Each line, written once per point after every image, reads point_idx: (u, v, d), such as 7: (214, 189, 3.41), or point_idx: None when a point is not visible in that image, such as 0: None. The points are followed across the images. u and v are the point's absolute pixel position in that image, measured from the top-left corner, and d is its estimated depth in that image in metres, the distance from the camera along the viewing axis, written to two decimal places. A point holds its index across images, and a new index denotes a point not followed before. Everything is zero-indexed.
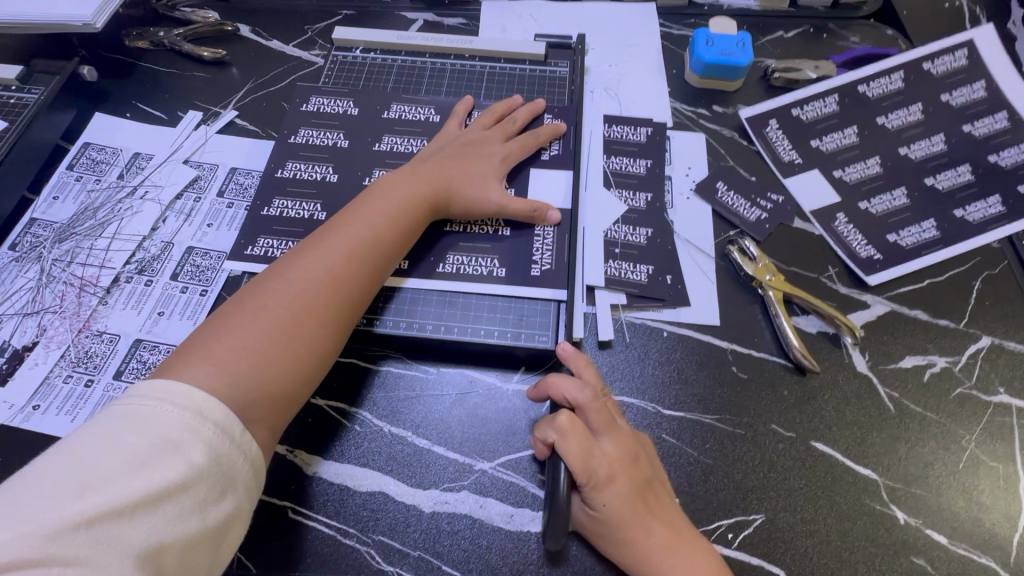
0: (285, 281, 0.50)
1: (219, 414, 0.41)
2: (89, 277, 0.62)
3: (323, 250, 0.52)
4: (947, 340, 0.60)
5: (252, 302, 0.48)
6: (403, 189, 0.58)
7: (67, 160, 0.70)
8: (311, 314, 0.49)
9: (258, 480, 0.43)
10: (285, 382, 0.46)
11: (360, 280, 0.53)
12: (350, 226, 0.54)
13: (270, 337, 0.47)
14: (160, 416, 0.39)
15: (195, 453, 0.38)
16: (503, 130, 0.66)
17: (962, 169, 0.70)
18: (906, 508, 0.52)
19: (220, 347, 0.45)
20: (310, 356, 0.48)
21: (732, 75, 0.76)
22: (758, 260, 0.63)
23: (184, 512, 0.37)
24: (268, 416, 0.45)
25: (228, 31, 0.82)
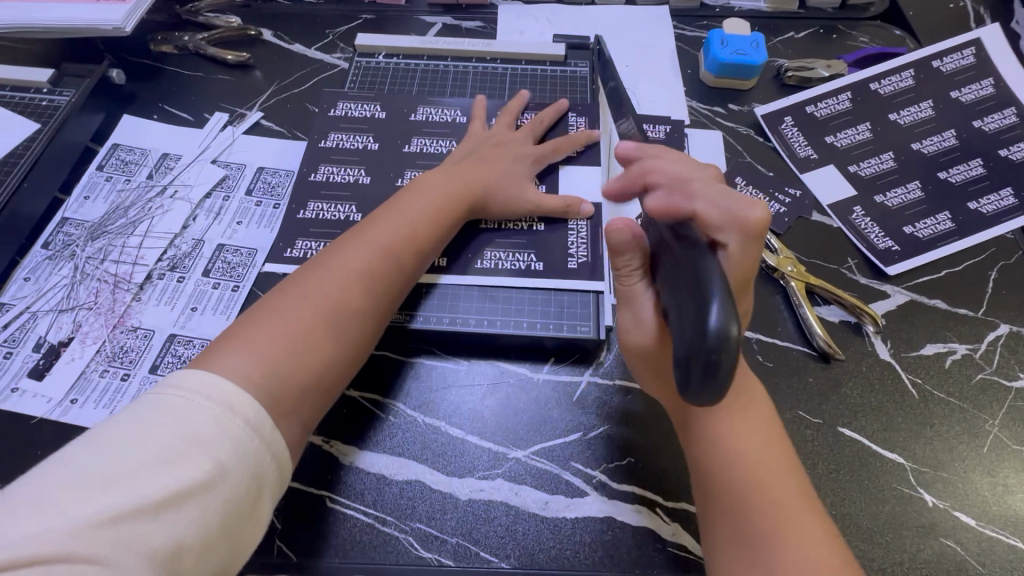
0: (323, 274, 0.51)
1: (249, 411, 0.41)
2: (123, 274, 0.63)
3: (360, 245, 0.53)
4: (967, 328, 0.61)
5: (291, 294, 0.49)
6: (438, 188, 0.59)
7: (96, 161, 0.72)
8: (346, 307, 0.50)
9: (280, 481, 0.43)
10: (321, 374, 0.47)
11: (393, 276, 0.54)
12: (386, 224, 0.55)
13: (306, 329, 0.48)
14: (191, 410, 0.39)
15: (222, 451, 0.39)
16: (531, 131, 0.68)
17: (974, 163, 0.71)
18: (934, 491, 0.53)
19: (259, 336, 0.46)
20: (345, 349, 0.49)
21: (747, 74, 0.78)
22: (780, 252, 0.64)
23: (205, 512, 0.37)
24: (303, 406, 0.46)
25: (251, 36, 0.84)
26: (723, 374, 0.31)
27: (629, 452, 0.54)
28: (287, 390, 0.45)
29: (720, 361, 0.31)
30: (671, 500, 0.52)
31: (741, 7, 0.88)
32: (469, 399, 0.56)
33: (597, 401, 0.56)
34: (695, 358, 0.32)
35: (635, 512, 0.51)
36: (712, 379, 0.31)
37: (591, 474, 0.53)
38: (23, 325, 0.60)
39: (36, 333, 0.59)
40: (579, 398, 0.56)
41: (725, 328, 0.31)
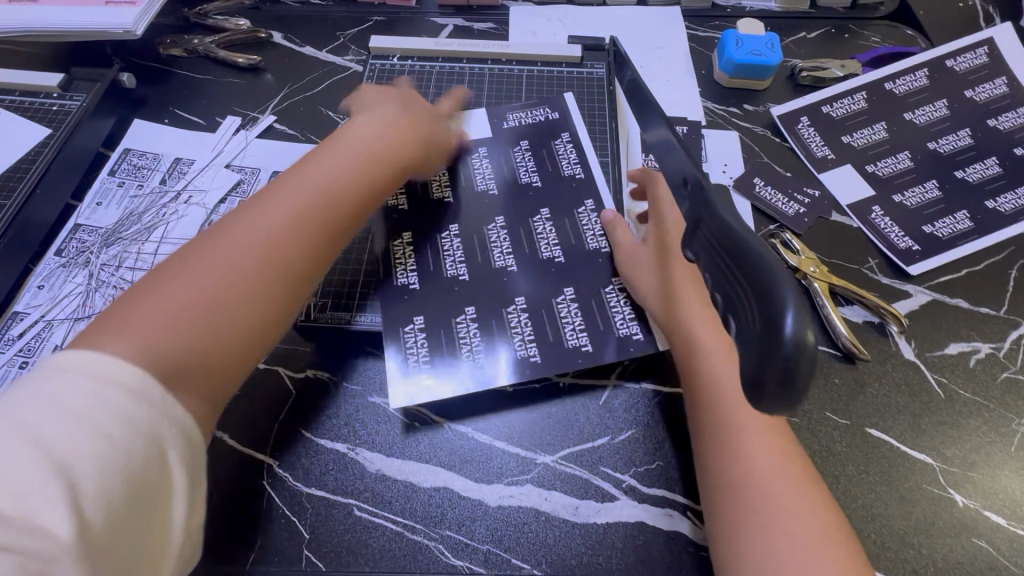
0: (222, 247, 0.47)
1: (135, 382, 0.39)
2: (139, 281, 0.62)
3: (262, 212, 0.50)
4: (989, 327, 0.61)
5: (177, 271, 0.45)
6: (353, 151, 0.56)
7: (108, 166, 0.71)
8: (245, 280, 0.46)
9: (193, 449, 0.41)
10: (217, 349, 0.44)
11: (303, 248, 0.50)
12: (292, 185, 0.52)
13: (194, 304, 0.44)
14: (61, 389, 0.37)
15: (99, 420, 0.36)
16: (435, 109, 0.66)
17: (990, 162, 0.71)
18: (964, 491, 0.53)
19: (141, 317, 0.42)
20: (247, 328, 0.46)
21: (762, 74, 0.78)
22: (802, 253, 0.64)
23: (103, 480, 0.36)
24: (195, 384, 0.43)
25: (262, 38, 0.83)
26: (804, 385, 0.24)
27: (658, 455, 0.54)
28: (173, 369, 0.41)
29: (799, 371, 0.23)
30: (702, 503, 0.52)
31: (753, 7, 0.88)
32: (514, 321, 0.57)
33: (624, 404, 0.56)
34: (767, 365, 0.24)
35: (666, 517, 0.51)
36: (790, 391, 0.23)
37: (621, 478, 0.53)
38: (38, 334, 0.59)
39: (52, 342, 0.58)
40: (605, 401, 0.56)
41: (805, 336, 0.23)
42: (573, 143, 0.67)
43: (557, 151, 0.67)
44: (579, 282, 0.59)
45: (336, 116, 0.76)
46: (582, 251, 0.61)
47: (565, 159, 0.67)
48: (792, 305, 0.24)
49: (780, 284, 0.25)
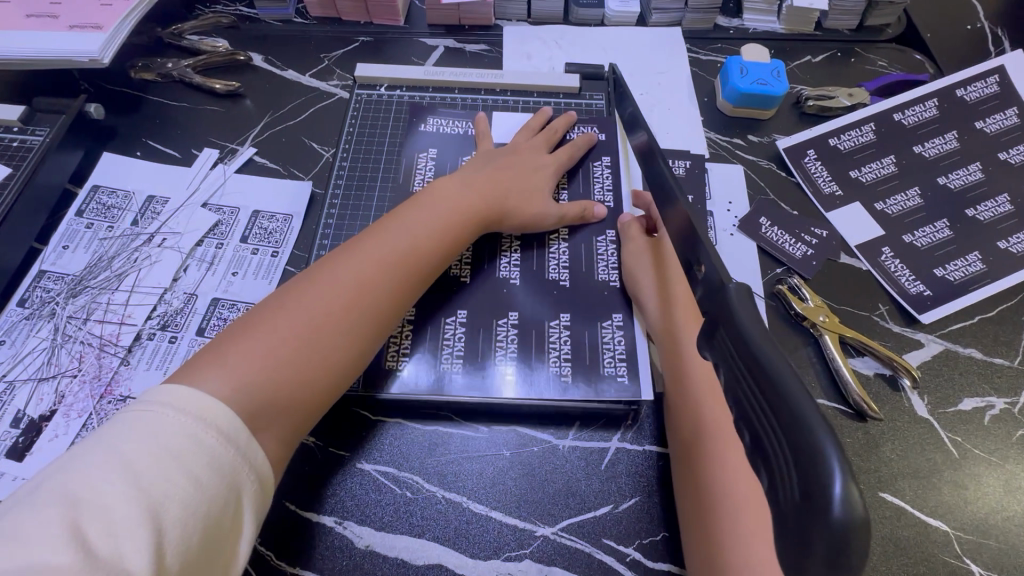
0: (317, 285, 0.49)
1: (225, 421, 0.39)
2: (109, 335, 0.58)
3: (357, 257, 0.51)
4: (1004, 380, 0.59)
5: (275, 309, 0.47)
6: (445, 199, 0.57)
7: (76, 206, 0.66)
8: (334, 320, 0.47)
9: (266, 495, 0.41)
10: (303, 393, 0.45)
11: (387, 289, 0.50)
12: (387, 234, 0.53)
13: (288, 344, 0.45)
14: (159, 425, 0.38)
15: (193, 460, 0.37)
16: (546, 137, 0.66)
17: (1002, 199, 0.68)
18: (981, 561, 0.50)
19: (239, 354, 0.43)
20: (330, 370, 0.47)
21: (766, 105, 0.74)
22: (811, 300, 0.61)
23: (183, 525, 0.35)
24: (277, 423, 0.43)
25: (241, 61, 0.78)
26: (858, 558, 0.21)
27: (664, 526, 0.51)
28: (261, 406, 0.42)
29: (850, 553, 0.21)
30: None
31: (756, 29, 0.84)
32: (507, 336, 0.57)
33: (628, 469, 0.53)
34: (812, 539, 0.21)
35: None
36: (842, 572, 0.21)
37: (625, 552, 0.50)
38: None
39: (14, 406, 0.54)
40: (608, 466, 0.53)
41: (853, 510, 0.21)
42: (611, 167, 0.67)
43: (592, 174, 0.66)
44: (595, 317, 0.58)
45: (320, 148, 0.72)
46: (591, 283, 0.60)
47: (599, 184, 0.66)
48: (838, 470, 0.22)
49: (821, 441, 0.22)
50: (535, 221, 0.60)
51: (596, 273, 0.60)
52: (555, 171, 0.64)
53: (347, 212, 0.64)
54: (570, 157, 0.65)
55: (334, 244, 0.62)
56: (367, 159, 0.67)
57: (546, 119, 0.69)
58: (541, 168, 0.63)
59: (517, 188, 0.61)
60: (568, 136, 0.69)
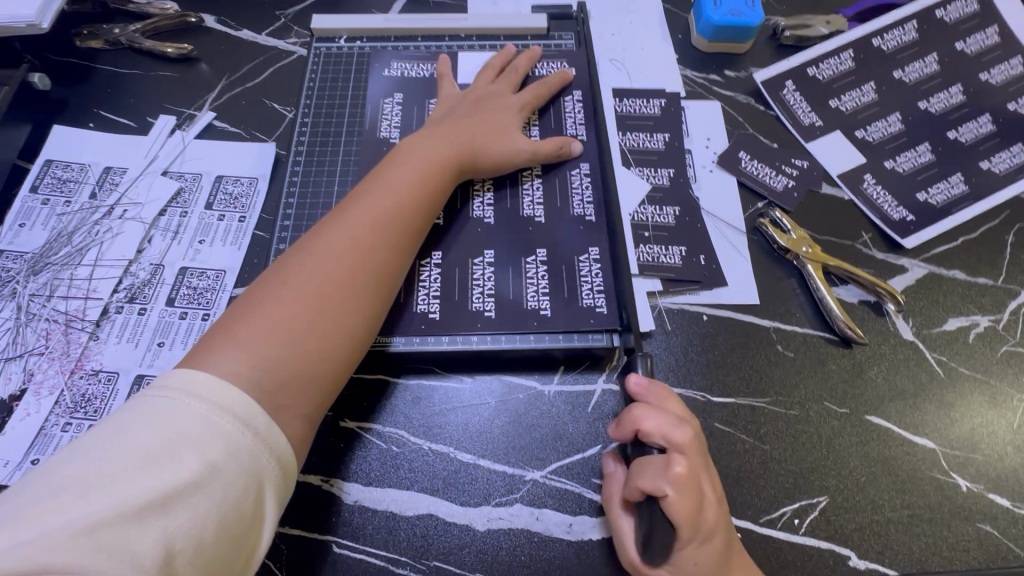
0: (313, 255, 0.46)
1: (240, 406, 0.38)
2: (75, 311, 0.56)
3: (347, 224, 0.49)
4: (988, 298, 0.59)
5: (275, 287, 0.45)
6: (421, 154, 0.54)
7: (29, 182, 0.63)
8: (340, 286, 0.46)
9: (288, 482, 0.39)
10: (320, 365, 0.43)
11: (386, 249, 0.49)
12: (373, 195, 0.51)
13: (296, 319, 0.43)
14: (176, 412, 0.36)
15: (212, 449, 0.35)
16: (509, 80, 0.63)
17: (984, 120, 0.67)
18: (967, 475, 0.51)
19: (245, 334, 0.41)
20: (345, 338, 0.45)
21: (741, 37, 0.72)
22: (793, 232, 0.60)
23: (198, 513, 0.34)
24: (302, 399, 0.42)
25: (192, 23, 0.74)
26: None
27: None
28: (281, 381, 0.41)
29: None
30: None
31: None
32: (484, 273, 0.56)
33: (615, 410, 0.53)
34: None
35: None
36: None
37: None
38: None
39: None
40: (595, 408, 0.53)
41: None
42: (582, 102, 0.64)
43: (563, 109, 0.64)
44: (571, 252, 0.57)
45: (282, 109, 0.69)
46: (569, 218, 0.58)
47: (571, 119, 0.64)
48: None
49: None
50: (509, 158, 0.58)
51: (571, 208, 0.59)
52: (521, 108, 0.61)
53: (313, 162, 0.62)
54: (539, 93, 0.63)
55: (300, 204, 0.60)
56: (330, 116, 0.65)
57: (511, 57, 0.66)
58: (506, 107, 0.61)
59: (489, 131, 0.58)
60: (533, 73, 0.66)
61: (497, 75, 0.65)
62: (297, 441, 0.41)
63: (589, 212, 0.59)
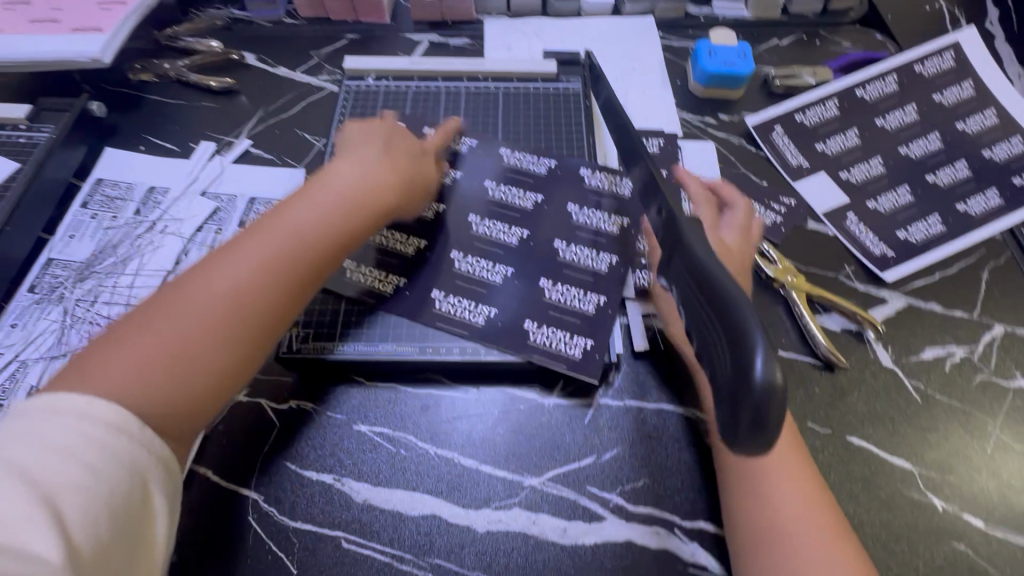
0: (191, 285, 0.45)
1: (114, 416, 0.39)
2: (115, 315, 0.61)
3: (237, 254, 0.47)
4: (964, 330, 0.62)
5: (155, 315, 0.44)
6: (338, 181, 0.53)
7: (80, 198, 0.70)
8: (205, 327, 0.44)
9: (173, 482, 0.42)
10: (193, 395, 0.43)
11: (275, 282, 0.47)
12: (272, 223, 0.49)
13: (171, 351, 0.42)
14: (45, 428, 0.37)
15: (87, 454, 0.37)
16: (459, 141, 0.65)
17: (960, 165, 0.72)
18: (943, 495, 0.54)
19: (108, 363, 0.41)
20: (222, 370, 0.44)
21: (735, 84, 0.78)
22: (779, 263, 0.65)
23: (85, 511, 0.36)
24: (167, 426, 0.41)
25: (234, 60, 0.82)
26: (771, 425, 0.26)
27: (644, 473, 0.54)
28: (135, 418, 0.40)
29: (767, 417, 0.25)
30: (690, 520, 0.52)
31: (725, 15, 0.88)
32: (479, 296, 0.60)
33: (610, 423, 0.56)
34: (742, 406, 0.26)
35: (654, 535, 0.51)
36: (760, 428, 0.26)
37: (609, 498, 0.53)
38: (12, 374, 0.58)
39: (27, 382, 0.57)
40: (591, 421, 0.56)
41: (771, 379, 0.25)
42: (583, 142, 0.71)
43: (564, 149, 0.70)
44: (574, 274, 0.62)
45: (312, 139, 0.75)
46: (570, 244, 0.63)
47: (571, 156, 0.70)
48: (760, 350, 0.26)
49: (748, 327, 0.26)
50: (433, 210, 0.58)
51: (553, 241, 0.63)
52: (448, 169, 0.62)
53: None
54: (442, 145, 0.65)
55: None
56: None
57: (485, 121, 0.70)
58: (422, 155, 0.61)
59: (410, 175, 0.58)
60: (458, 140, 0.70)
61: (449, 136, 0.67)
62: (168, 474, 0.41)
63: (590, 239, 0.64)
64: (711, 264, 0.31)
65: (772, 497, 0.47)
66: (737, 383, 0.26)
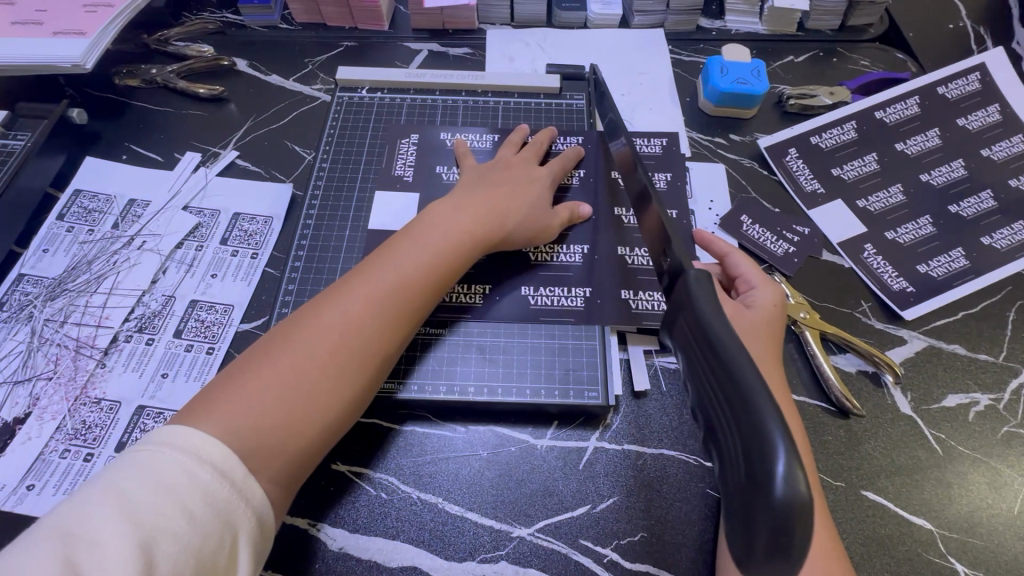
0: (306, 325, 0.46)
1: (221, 459, 0.38)
2: (85, 338, 0.58)
3: (349, 297, 0.48)
4: (988, 376, 0.58)
5: (273, 353, 0.44)
6: (440, 226, 0.54)
7: (56, 210, 0.66)
8: (322, 362, 0.44)
9: (263, 538, 0.39)
10: (298, 439, 0.42)
11: (380, 325, 0.47)
12: (380, 267, 0.50)
13: (284, 389, 0.43)
14: (158, 464, 0.36)
15: (189, 496, 0.35)
16: (535, 156, 0.64)
17: (985, 195, 0.68)
18: (965, 559, 0.50)
19: (232, 399, 0.41)
20: (329, 414, 0.44)
21: (747, 104, 0.74)
22: (791, 297, 0.61)
23: (176, 562, 0.34)
24: (274, 470, 0.41)
25: (225, 66, 0.79)
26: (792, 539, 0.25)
27: (641, 526, 0.50)
28: (255, 449, 0.40)
29: (790, 540, 0.25)
30: None
31: (738, 30, 0.84)
32: (557, 300, 0.59)
33: (607, 469, 0.52)
34: (758, 519, 0.26)
35: None
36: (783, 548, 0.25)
37: (602, 553, 0.49)
38: None
39: None
40: (586, 466, 0.52)
41: (794, 490, 0.24)
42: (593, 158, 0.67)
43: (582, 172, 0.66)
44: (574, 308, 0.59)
45: (302, 151, 0.72)
46: (570, 271, 0.60)
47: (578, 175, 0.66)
48: (782, 454, 0.25)
49: (769, 427, 0.26)
50: (540, 232, 0.59)
51: (614, 249, 0.62)
52: (550, 182, 0.62)
53: (328, 206, 0.65)
54: (560, 168, 0.63)
55: (312, 246, 0.62)
56: (347, 162, 0.68)
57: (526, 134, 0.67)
58: (533, 179, 0.61)
59: (513, 204, 0.58)
60: (552, 148, 0.67)
61: (518, 149, 0.66)
62: (276, 509, 0.41)
63: (587, 267, 0.61)
64: (728, 340, 0.30)
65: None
66: (756, 488, 0.26)
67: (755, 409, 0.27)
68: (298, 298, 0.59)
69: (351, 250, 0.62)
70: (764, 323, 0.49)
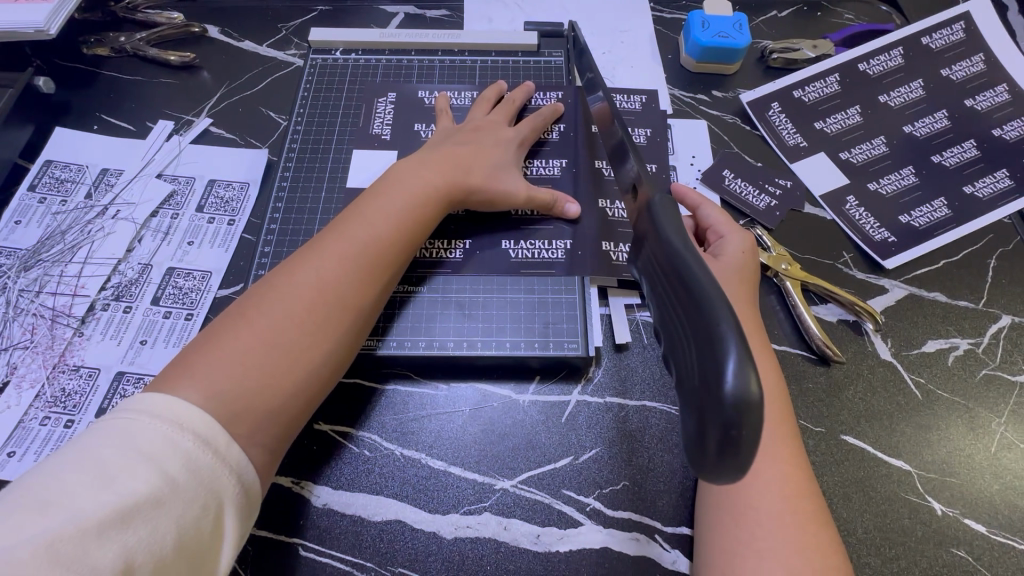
0: (280, 286, 0.45)
1: (202, 425, 0.37)
2: (61, 307, 0.57)
3: (322, 256, 0.47)
4: (968, 322, 0.58)
5: (248, 315, 0.43)
6: (410, 184, 0.53)
7: (27, 181, 0.65)
8: (299, 319, 0.44)
9: (250, 505, 0.38)
10: (283, 400, 0.42)
11: (357, 282, 0.47)
12: (351, 226, 0.49)
13: (263, 350, 0.42)
14: (135, 430, 0.35)
15: (170, 463, 0.34)
16: (507, 116, 0.63)
17: (968, 145, 0.68)
18: (943, 498, 0.50)
19: (209, 362, 0.40)
20: (312, 372, 0.44)
21: (729, 58, 0.73)
22: (772, 250, 0.60)
23: (157, 527, 0.33)
24: (260, 431, 0.40)
25: (196, 33, 0.77)
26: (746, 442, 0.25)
27: (624, 475, 0.50)
28: (238, 410, 0.39)
29: (738, 436, 0.24)
30: (671, 525, 0.48)
31: None
32: (537, 253, 0.59)
33: (589, 421, 0.53)
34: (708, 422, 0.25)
35: (634, 541, 0.48)
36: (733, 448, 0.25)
37: (585, 502, 0.49)
38: None
39: None
40: (568, 419, 0.53)
41: (745, 386, 0.24)
42: (570, 113, 0.66)
43: (560, 129, 0.65)
44: (553, 261, 0.58)
45: (277, 117, 0.71)
46: (549, 226, 0.60)
47: (558, 130, 0.65)
48: (732, 352, 0.25)
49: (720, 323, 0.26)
50: (502, 198, 0.57)
51: (594, 204, 0.61)
52: (519, 142, 0.61)
53: (303, 170, 0.63)
54: (532, 128, 0.62)
55: (288, 209, 0.61)
56: (322, 125, 0.66)
57: (502, 91, 0.66)
58: (502, 141, 0.60)
59: (479, 164, 0.57)
60: (529, 105, 0.66)
61: (492, 106, 0.64)
62: (262, 469, 0.40)
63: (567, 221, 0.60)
64: (688, 256, 0.30)
65: (763, 474, 0.43)
66: (707, 387, 0.25)
67: (709, 316, 0.26)
68: (274, 261, 0.58)
69: (328, 212, 0.61)
70: (730, 273, 0.49)
